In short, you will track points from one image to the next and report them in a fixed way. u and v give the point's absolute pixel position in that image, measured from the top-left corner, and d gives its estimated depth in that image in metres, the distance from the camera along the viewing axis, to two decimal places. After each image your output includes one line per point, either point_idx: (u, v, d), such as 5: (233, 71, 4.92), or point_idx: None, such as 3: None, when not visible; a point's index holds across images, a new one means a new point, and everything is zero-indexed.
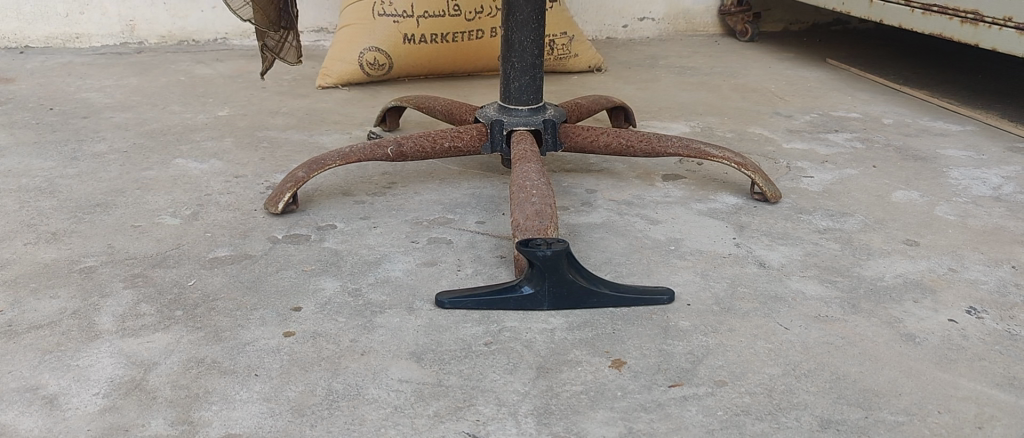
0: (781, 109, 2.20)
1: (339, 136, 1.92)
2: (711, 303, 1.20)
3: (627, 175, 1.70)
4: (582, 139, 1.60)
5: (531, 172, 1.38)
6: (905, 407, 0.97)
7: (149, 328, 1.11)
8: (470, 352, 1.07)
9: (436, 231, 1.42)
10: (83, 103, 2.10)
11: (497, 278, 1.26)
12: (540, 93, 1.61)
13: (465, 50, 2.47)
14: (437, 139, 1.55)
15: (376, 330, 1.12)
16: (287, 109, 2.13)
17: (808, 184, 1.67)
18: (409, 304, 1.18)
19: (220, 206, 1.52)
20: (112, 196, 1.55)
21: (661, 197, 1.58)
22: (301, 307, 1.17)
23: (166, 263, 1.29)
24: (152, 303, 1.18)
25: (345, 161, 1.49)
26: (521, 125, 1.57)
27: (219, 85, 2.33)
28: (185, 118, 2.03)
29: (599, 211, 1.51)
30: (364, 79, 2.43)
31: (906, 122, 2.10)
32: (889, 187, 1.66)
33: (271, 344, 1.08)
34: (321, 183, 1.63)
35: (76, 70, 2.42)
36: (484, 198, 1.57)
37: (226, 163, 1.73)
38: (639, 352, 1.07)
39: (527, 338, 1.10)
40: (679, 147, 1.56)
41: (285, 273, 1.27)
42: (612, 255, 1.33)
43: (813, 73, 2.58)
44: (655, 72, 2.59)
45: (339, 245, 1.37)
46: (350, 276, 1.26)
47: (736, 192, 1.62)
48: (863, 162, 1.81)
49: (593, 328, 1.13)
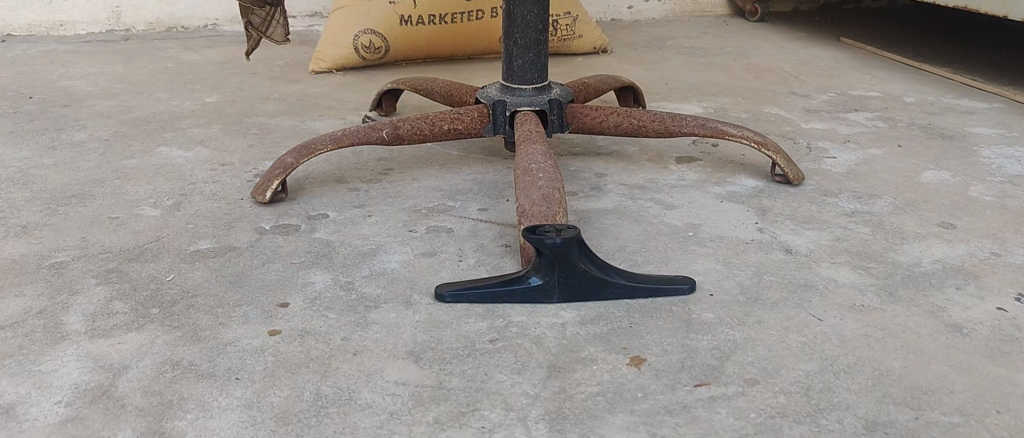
0: (796, 89, 2.09)
1: (333, 122, 1.82)
2: (734, 293, 1.10)
3: (637, 158, 1.59)
4: (591, 120, 1.50)
5: (536, 154, 1.27)
6: (959, 407, 0.87)
7: (120, 329, 1.01)
8: (473, 350, 0.97)
9: (435, 219, 1.32)
10: (64, 92, 2.00)
11: (501, 268, 1.16)
12: (545, 71, 1.50)
13: (464, 32, 2.37)
14: (435, 121, 1.45)
15: (369, 328, 1.02)
16: (277, 95, 2.02)
17: (831, 165, 1.57)
18: (406, 299, 1.08)
19: (204, 196, 1.42)
20: (89, 187, 1.44)
21: (675, 181, 1.48)
22: (288, 303, 1.07)
23: (143, 258, 1.19)
24: (126, 300, 1.08)
25: (337, 145, 1.39)
26: (525, 106, 1.47)
27: (208, 71, 2.23)
28: (170, 105, 1.92)
29: (610, 196, 1.41)
30: (360, 64, 2.32)
31: (929, 100, 1.99)
32: (917, 167, 1.56)
33: (254, 344, 0.98)
34: (312, 170, 1.52)
35: (59, 58, 2.31)
36: (485, 184, 1.47)
37: (211, 151, 1.63)
38: (660, 348, 0.97)
39: (536, 334, 1.00)
40: (695, 126, 1.46)
41: (271, 266, 1.17)
42: (626, 242, 1.23)
43: (828, 53, 2.47)
44: (662, 53, 2.48)
45: (331, 236, 1.26)
46: (343, 268, 1.17)
47: (754, 174, 1.51)
48: (887, 141, 1.71)
49: (607, 322, 1.03)
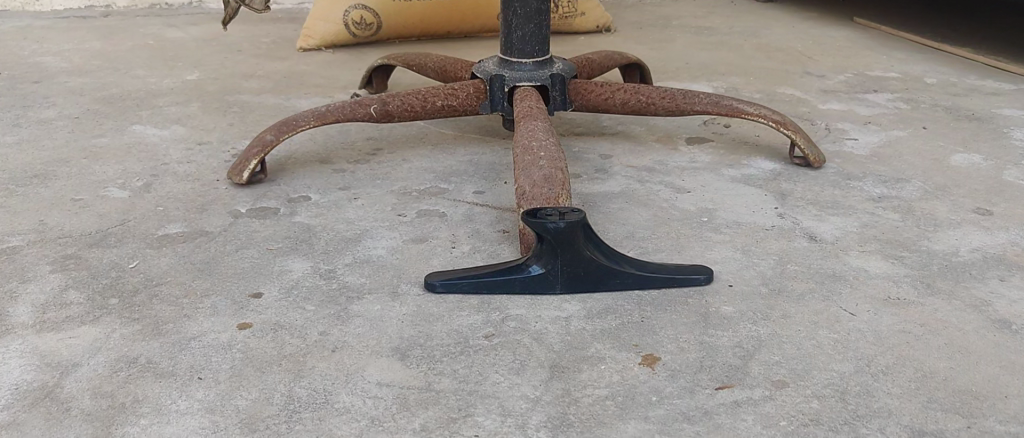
0: (810, 69, 1.98)
1: (320, 100, 1.71)
2: (756, 284, 0.99)
3: (645, 140, 1.49)
4: (595, 97, 1.39)
5: (537, 131, 1.17)
6: (1017, 414, 0.76)
7: (73, 321, 0.91)
8: (466, 347, 0.86)
9: (426, 203, 1.21)
10: (36, 68, 1.88)
11: (498, 256, 1.05)
12: (546, 44, 1.39)
13: (461, 8, 2.26)
14: (428, 97, 1.34)
15: (351, 321, 0.91)
16: (262, 72, 1.91)
17: (852, 148, 1.46)
18: (392, 290, 0.98)
19: (177, 176, 1.31)
20: (53, 166, 1.34)
21: (686, 163, 1.37)
22: (261, 293, 0.97)
23: (106, 242, 1.08)
24: (82, 289, 0.97)
25: (321, 122, 1.28)
26: (524, 81, 1.36)
27: (190, 49, 2.12)
28: (148, 82, 1.81)
29: (616, 178, 1.30)
30: (351, 42, 2.21)
31: (951, 81, 1.88)
32: (945, 150, 1.45)
33: (220, 340, 0.88)
34: (295, 149, 1.42)
35: (34, 34, 2.20)
36: (482, 165, 1.36)
37: (188, 129, 1.52)
38: (675, 345, 0.87)
39: (536, 329, 0.90)
40: (708, 104, 1.35)
41: (245, 253, 1.06)
42: (635, 228, 1.13)
43: (841, 33, 2.36)
44: (668, 32, 2.37)
45: (312, 220, 1.16)
46: (324, 255, 1.06)
47: (771, 157, 1.41)
48: (910, 123, 1.60)
49: (616, 316, 0.92)
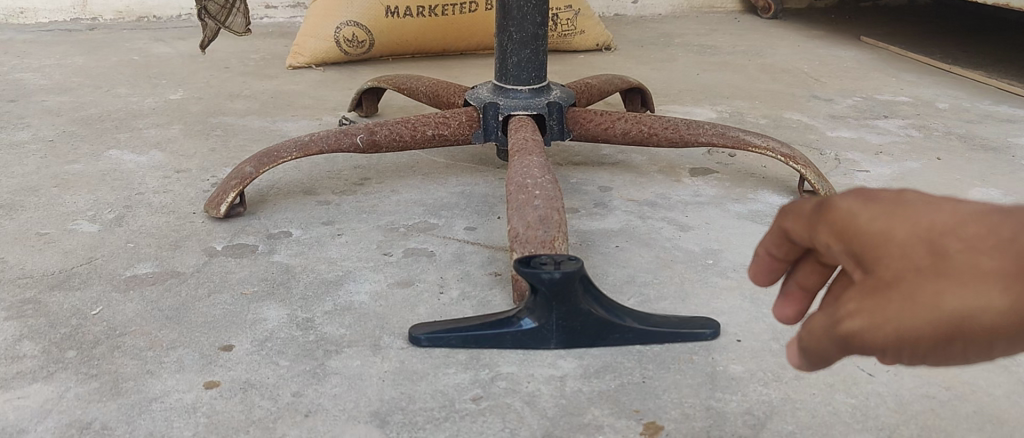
0: (818, 92, 1.92)
1: (307, 123, 1.64)
2: (767, 339, 0.92)
3: (647, 170, 1.41)
4: (595, 126, 1.32)
5: (532, 166, 1.10)
6: None
7: (26, 378, 0.83)
8: (452, 412, 0.79)
9: (414, 240, 1.14)
10: (14, 86, 1.82)
11: (489, 303, 0.98)
12: (543, 70, 1.33)
13: (456, 26, 2.20)
14: (418, 126, 1.27)
15: (328, 380, 0.84)
16: (249, 91, 1.84)
17: (864, 181, 1.40)
18: (375, 342, 0.91)
19: (152, 208, 1.24)
20: (20, 195, 1.26)
21: (690, 197, 1.30)
22: (232, 345, 0.90)
23: (70, 284, 1.01)
24: (38, 340, 0.90)
25: (304, 153, 1.21)
26: (520, 110, 1.29)
27: (176, 65, 2.05)
28: (129, 102, 1.74)
29: (616, 214, 1.23)
30: (342, 59, 2.14)
31: (965, 106, 1.81)
32: (962, 183, 1.38)
33: (184, 401, 0.80)
34: (277, 179, 1.35)
35: (15, 48, 2.14)
36: (474, 197, 1.29)
37: (167, 155, 1.45)
38: (679, 412, 0.80)
39: (529, 391, 0.82)
40: (714, 135, 1.28)
41: (218, 297, 0.99)
42: (636, 272, 1.06)
43: (848, 53, 2.29)
44: (670, 51, 2.30)
45: (292, 259, 1.09)
46: (302, 301, 0.99)
47: (779, 191, 1.34)
48: (923, 153, 1.53)
49: (615, 375, 0.85)
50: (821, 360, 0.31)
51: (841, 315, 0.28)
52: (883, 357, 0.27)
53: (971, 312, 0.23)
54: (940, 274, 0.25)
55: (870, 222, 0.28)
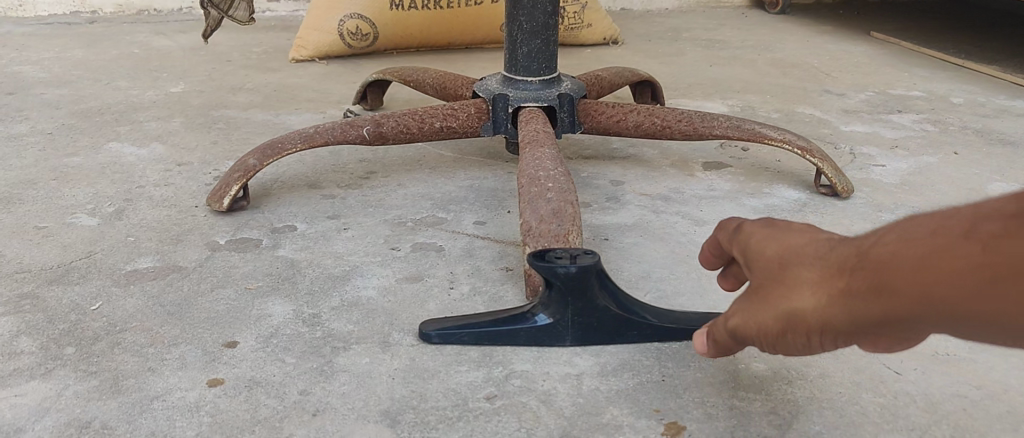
0: (830, 87, 1.89)
1: (311, 117, 1.61)
2: None
3: (658, 164, 1.38)
4: (606, 119, 1.29)
5: (544, 158, 1.07)
6: None
7: (22, 375, 0.80)
8: (465, 412, 0.76)
9: (423, 235, 1.11)
10: (13, 79, 1.79)
11: (501, 299, 0.95)
12: (553, 61, 1.30)
13: (461, 19, 2.17)
14: (425, 117, 1.24)
15: (336, 377, 0.81)
16: (252, 85, 1.81)
17: (880, 175, 1.37)
18: (383, 339, 0.87)
19: (153, 202, 1.21)
20: (19, 188, 1.23)
21: (703, 191, 1.27)
22: (237, 342, 0.87)
23: (68, 278, 0.98)
24: (36, 336, 0.87)
25: (309, 145, 1.18)
26: (530, 102, 1.26)
27: (178, 58, 2.02)
28: (130, 95, 1.71)
29: (629, 208, 1.20)
30: (345, 52, 2.11)
31: (980, 101, 1.78)
32: (981, 178, 1.35)
33: (187, 399, 0.77)
34: (281, 173, 1.31)
35: (14, 41, 2.11)
36: (483, 191, 1.26)
37: (169, 148, 1.42)
38: (701, 412, 0.76)
39: (545, 390, 0.79)
40: (728, 128, 1.25)
41: (221, 293, 0.96)
42: (651, 267, 1.03)
43: (859, 48, 2.26)
44: (678, 46, 2.27)
45: (297, 254, 1.06)
46: (308, 296, 0.96)
47: (795, 185, 1.31)
48: (940, 147, 1.50)
49: (634, 373, 0.82)
50: (725, 346, 0.59)
51: (744, 310, 0.54)
52: (751, 336, 0.54)
53: (805, 307, 0.48)
54: (788, 287, 0.50)
55: (764, 254, 0.55)
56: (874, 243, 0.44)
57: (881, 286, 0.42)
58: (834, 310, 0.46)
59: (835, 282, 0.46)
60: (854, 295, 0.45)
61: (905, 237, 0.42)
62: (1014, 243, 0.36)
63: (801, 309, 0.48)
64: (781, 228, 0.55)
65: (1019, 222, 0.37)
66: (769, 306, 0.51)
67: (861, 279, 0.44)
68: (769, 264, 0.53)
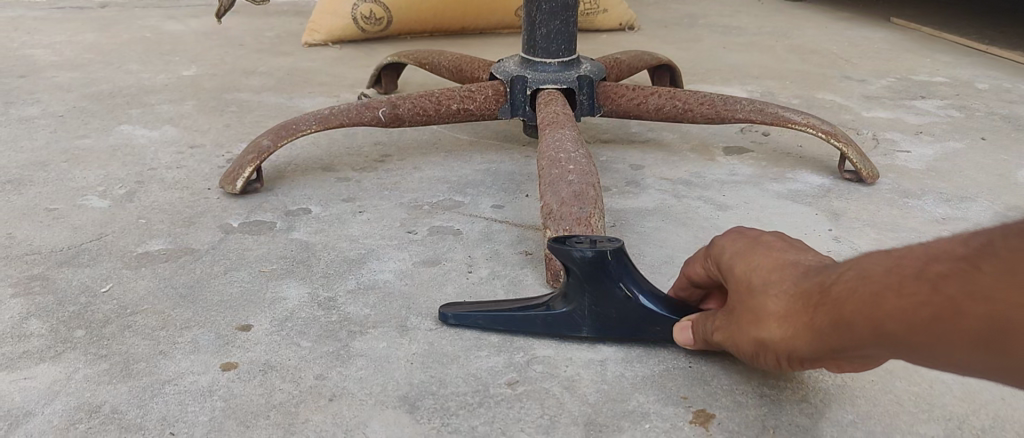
0: (851, 73, 1.85)
1: (325, 100, 1.58)
2: None
3: (678, 148, 1.36)
4: (626, 101, 1.26)
5: (565, 140, 1.04)
6: None
7: (32, 358, 0.78)
8: (486, 398, 0.74)
9: (440, 218, 1.09)
10: (24, 61, 1.77)
11: (521, 283, 0.93)
12: (573, 42, 1.27)
13: (476, 3, 2.14)
14: (442, 100, 1.21)
15: (352, 362, 0.79)
16: (264, 69, 1.79)
17: (906, 161, 1.34)
18: (401, 323, 0.85)
19: (165, 184, 1.18)
20: (30, 170, 1.21)
21: (725, 176, 1.24)
22: (250, 325, 0.84)
23: (79, 261, 0.96)
24: (46, 318, 0.85)
25: (324, 126, 1.16)
26: (549, 83, 1.24)
27: (190, 42, 2.00)
28: (142, 78, 1.69)
29: (649, 193, 1.18)
30: (359, 37, 2.08)
31: (1005, 87, 1.75)
32: (1010, 165, 1.32)
33: (200, 384, 0.75)
34: (295, 156, 1.29)
35: (25, 25, 2.09)
36: (500, 175, 1.24)
37: (181, 130, 1.40)
38: (730, 400, 0.74)
39: (568, 376, 0.77)
40: (751, 111, 1.22)
41: (234, 275, 0.94)
42: (674, 252, 1.00)
43: (879, 34, 2.23)
44: (695, 31, 2.24)
45: (312, 237, 1.03)
46: (323, 279, 0.93)
47: (818, 170, 1.28)
48: (966, 133, 1.47)
49: (660, 359, 0.80)
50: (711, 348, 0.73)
51: (728, 332, 0.67)
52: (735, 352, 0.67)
53: (777, 336, 0.60)
54: (758, 318, 0.62)
55: (734, 281, 0.67)
56: (831, 283, 0.55)
57: (834, 325, 0.53)
58: (797, 340, 0.58)
59: (799, 313, 0.57)
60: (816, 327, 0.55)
61: (847, 282, 0.52)
62: (932, 295, 0.46)
63: (773, 338, 0.60)
64: (742, 256, 0.68)
65: (934, 278, 0.46)
66: (748, 332, 0.64)
67: (823, 315, 0.54)
68: (747, 293, 0.65)
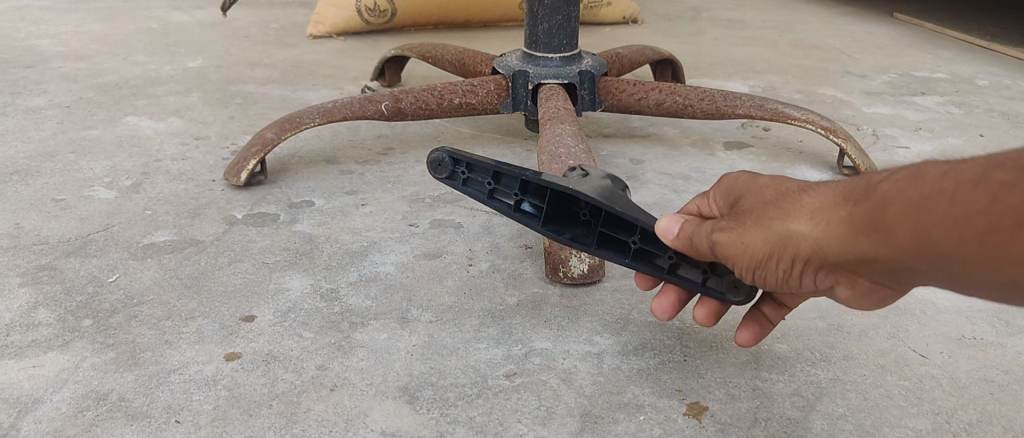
0: (852, 68, 1.86)
1: (329, 93, 1.60)
2: (813, 317, 0.87)
3: (679, 143, 1.37)
4: (627, 97, 1.27)
5: (565, 135, 1.05)
6: None
7: (40, 346, 0.80)
8: (484, 389, 0.75)
9: (441, 212, 1.10)
10: (30, 52, 1.78)
11: (520, 277, 0.94)
12: (574, 37, 1.28)
13: None
14: (444, 94, 1.22)
15: (353, 353, 0.80)
16: (269, 60, 1.80)
17: (904, 157, 1.35)
18: (401, 315, 0.87)
19: (171, 175, 1.20)
20: (37, 161, 1.23)
21: (724, 171, 1.26)
22: (254, 316, 0.86)
23: (85, 251, 0.98)
24: (53, 308, 0.86)
25: (327, 119, 1.17)
26: (551, 78, 1.25)
27: (195, 33, 2.02)
28: (147, 69, 1.71)
29: (648, 187, 1.19)
30: (363, 29, 2.09)
31: (1005, 83, 1.76)
32: None
33: (204, 373, 0.77)
34: (299, 148, 1.31)
35: (32, 15, 2.10)
36: None
37: (186, 122, 1.41)
38: (724, 392, 0.75)
39: (565, 368, 0.78)
40: (751, 107, 1.23)
41: (238, 267, 0.95)
42: None
43: (882, 29, 2.23)
44: (698, 25, 2.25)
45: (314, 229, 1.05)
46: (325, 271, 0.95)
47: (817, 166, 1.29)
48: (965, 129, 1.48)
49: (655, 352, 0.81)
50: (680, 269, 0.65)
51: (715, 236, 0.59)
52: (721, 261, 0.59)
53: (795, 231, 0.53)
54: (771, 213, 0.55)
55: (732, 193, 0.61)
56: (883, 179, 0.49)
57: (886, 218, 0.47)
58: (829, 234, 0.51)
59: (834, 207, 0.51)
60: (856, 222, 0.49)
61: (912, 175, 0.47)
62: (1017, 194, 0.41)
63: (792, 233, 0.53)
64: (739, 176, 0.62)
65: (1021, 174, 0.42)
66: (754, 228, 0.56)
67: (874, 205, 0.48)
68: (754, 193, 0.58)
